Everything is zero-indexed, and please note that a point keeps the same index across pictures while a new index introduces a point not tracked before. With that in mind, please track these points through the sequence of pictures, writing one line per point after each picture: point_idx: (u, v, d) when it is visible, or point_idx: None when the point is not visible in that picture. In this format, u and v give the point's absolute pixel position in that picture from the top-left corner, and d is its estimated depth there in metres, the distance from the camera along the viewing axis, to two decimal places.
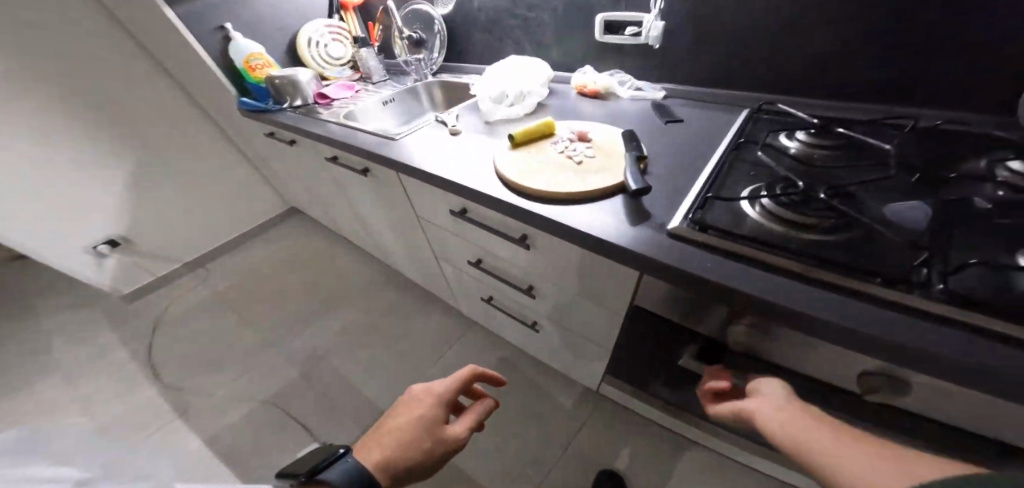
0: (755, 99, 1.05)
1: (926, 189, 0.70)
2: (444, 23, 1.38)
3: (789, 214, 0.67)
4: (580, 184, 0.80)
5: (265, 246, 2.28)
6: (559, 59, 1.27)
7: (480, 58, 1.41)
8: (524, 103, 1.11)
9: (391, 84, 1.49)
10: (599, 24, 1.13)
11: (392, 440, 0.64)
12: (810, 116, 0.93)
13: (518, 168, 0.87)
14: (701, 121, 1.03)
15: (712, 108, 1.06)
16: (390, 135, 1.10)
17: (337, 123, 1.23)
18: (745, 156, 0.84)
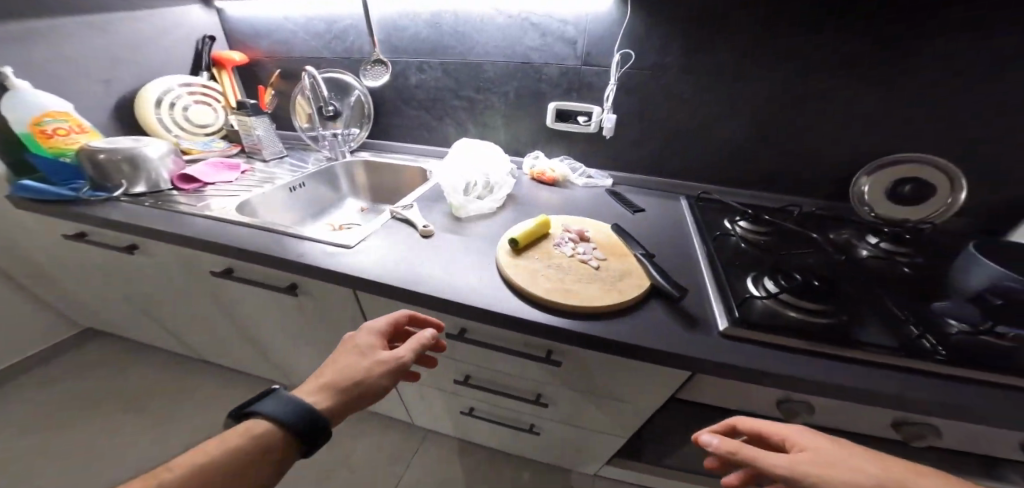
0: (684, 186, 1.15)
1: (855, 265, 0.85)
2: (368, 95, 1.19)
3: (802, 304, 0.71)
4: (615, 293, 0.72)
5: (41, 395, 1.46)
6: (505, 143, 1.21)
7: (412, 135, 1.25)
8: (493, 196, 0.98)
9: (294, 164, 1.17)
10: (551, 111, 1.10)
11: (323, 374, 0.62)
12: (733, 204, 1.05)
13: (536, 279, 0.73)
14: (654, 206, 1.07)
15: (652, 192, 1.13)
16: (331, 238, 0.82)
17: (229, 223, 0.86)
18: (717, 247, 0.89)
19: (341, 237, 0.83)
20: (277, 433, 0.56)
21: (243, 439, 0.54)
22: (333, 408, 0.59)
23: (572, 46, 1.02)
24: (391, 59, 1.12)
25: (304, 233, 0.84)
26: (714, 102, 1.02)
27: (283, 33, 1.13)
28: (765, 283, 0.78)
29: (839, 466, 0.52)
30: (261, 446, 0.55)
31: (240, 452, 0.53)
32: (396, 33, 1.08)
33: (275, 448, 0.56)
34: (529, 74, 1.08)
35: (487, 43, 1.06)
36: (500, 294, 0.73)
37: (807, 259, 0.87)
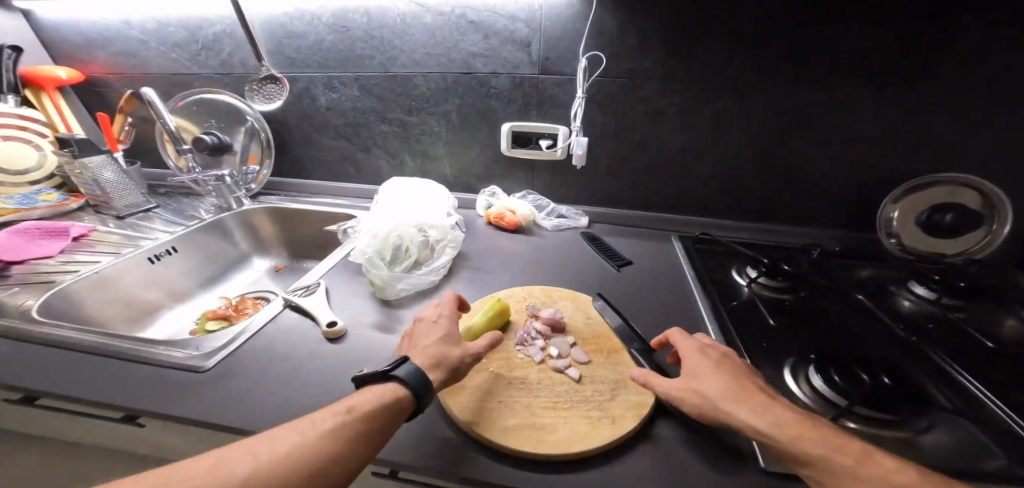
0: (672, 220, 0.86)
1: (927, 341, 0.54)
2: (263, 120, 0.95)
3: (864, 417, 0.42)
4: (591, 423, 0.45)
5: None
6: (455, 178, 0.95)
7: (335, 175, 1.02)
8: (432, 264, 0.71)
9: (172, 222, 0.90)
10: (505, 134, 0.85)
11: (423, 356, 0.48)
12: (734, 244, 0.75)
13: (470, 403, 0.47)
14: (635, 253, 0.79)
15: (634, 233, 0.84)
16: (180, 351, 0.54)
17: (11, 336, 0.56)
18: (726, 311, 0.60)
19: (195, 351, 0.55)
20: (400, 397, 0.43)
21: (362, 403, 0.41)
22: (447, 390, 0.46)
23: (525, 49, 0.76)
24: (289, 75, 0.90)
25: (138, 346, 0.55)
26: (720, 120, 0.75)
27: (147, 53, 0.92)
28: (801, 375, 0.48)
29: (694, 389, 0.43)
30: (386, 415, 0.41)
31: (376, 416, 0.41)
32: (292, 45, 0.87)
33: (391, 418, 0.42)
34: (474, 87, 0.83)
35: (414, 49, 0.82)
36: (419, 441, 0.44)
37: (849, 327, 0.56)
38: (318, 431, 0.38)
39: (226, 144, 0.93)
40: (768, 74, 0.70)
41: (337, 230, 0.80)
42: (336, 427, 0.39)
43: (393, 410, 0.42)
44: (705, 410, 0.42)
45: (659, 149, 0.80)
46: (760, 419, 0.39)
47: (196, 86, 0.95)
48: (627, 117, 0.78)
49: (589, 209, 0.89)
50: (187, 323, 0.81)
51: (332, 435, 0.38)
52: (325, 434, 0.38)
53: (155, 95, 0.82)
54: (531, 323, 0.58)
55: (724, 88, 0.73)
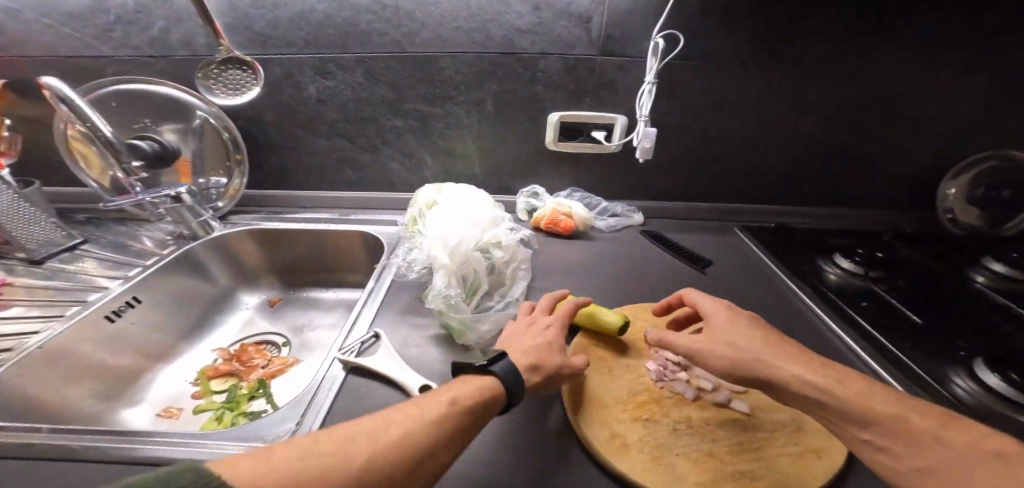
0: (729, 210, 0.82)
1: None
2: (223, 118, 0.71)
3: None
4: (796, 459, 0.38)
5: None
6: (484, 175, 0.84)
7: (332, 181, 0.84)
8: (507, 296, 0.60)
9: (114, 265, 0.65)
10: (553, 126, 0.74)
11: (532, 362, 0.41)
12: (800, 232, 0.74)
13: (645, 464, 0.38)
14: (710, 249, 0.73)
15: (695, 226, 0.80)
16: (239, 446, 0.38)
17: None
18: (844, 306, 0.56)
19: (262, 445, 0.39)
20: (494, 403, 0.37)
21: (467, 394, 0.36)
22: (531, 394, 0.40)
23: (584, 25, 0.63)
24: (262, 57, 0.69)
25: (173, 446, 0.38)
26: (788, 103, 0.71)
27: (20, 28, 0.63)
28: (964, 372, 0.45)
29: (718, 343, 0.40)
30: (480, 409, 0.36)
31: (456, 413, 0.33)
32: (264, 17, 0.66)
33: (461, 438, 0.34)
34: (518, 72, 0.69)
35: (440, 23, 0.66)
36: None
37: (963, 312, 0.54)
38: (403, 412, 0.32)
39: (174, 150, 0.67)
40: (841, 52, 0.66)
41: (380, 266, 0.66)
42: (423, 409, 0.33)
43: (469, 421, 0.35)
44: (740, 360, 0.38)
45: (723, 137, 0.74)
46: (814, 373, 0.36)
47: (110, 73, 0.67)
48: (693, 103, 0.71)
49: (641, 203, 0.83)
50: (181, 384, 0.61)
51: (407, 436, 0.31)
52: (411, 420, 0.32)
53: (64, 86, 0.54)
54: (660, 353, 0.51)
55: (797, 68, 0.68)
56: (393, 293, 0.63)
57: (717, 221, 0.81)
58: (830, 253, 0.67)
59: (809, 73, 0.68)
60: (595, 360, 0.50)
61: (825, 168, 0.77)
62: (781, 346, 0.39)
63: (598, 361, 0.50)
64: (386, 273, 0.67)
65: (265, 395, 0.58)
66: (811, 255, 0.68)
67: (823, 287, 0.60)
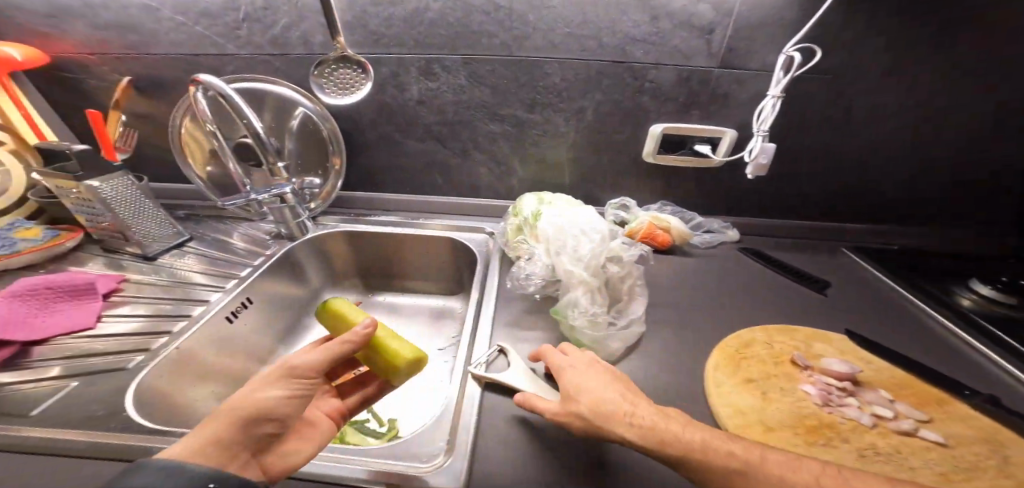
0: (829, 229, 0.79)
1: None
2: (332, 120, 0.76)
3: None
4: None
5: None
6: (572, 184, 0.83)
7: (421, 183, 0.86)
8: (630, 316, 0.56)
9: (217, 265, 0.68)
10: (654, 139, 0.72)
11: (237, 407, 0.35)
12: (919, 256, 0.73)
13: None
14: (819, 269, 0.70)
15: (797, 243, 0.77)
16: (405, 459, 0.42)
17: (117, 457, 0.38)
18: (999, 337, 0.55)
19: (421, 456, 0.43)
20: (286, 402, 0.38)
21: (234, 417, 0.34)
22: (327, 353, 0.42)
23: (706, 37, 0.60)
24: (372, 57, 0.70)
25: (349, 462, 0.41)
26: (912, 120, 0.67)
27: (150, 24, 0.64)
28: None
29: (624, 424, 0.38)
30: (257, 430, 0.35)
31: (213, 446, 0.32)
32: (380, 15, 0.66)
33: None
34: (625, 80, 0.66)
35: (552, 28, 0.64)
36: None
37: None
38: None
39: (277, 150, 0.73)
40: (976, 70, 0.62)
41: (512, 284, 0.64)
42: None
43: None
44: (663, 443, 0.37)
45: (838, 152, 0.71)
46: None
47: (229, 71, 0.70)
48: (811, 116, 0.67)
49: (734, 219, 0.81)
50: None
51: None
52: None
53: (225, 86, 0.57)
54: (816, 376, 0.47)
55: (930, 84, 0.63)
56: (501, 304, 0.65)
57: (823, 240, 0.78)
58: (965, 278, 0.65)
59: (943, 88, 0.64)
60: (745, 384, 0.48)
61: (943, 188, 0.73)
62: (619, 421, 0.39)
63: (748, 384, 0.48)
64: (512, 286, 0.65)
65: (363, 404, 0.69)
66: (943, 279, 0.66)
67: (967, 313, 0.59)
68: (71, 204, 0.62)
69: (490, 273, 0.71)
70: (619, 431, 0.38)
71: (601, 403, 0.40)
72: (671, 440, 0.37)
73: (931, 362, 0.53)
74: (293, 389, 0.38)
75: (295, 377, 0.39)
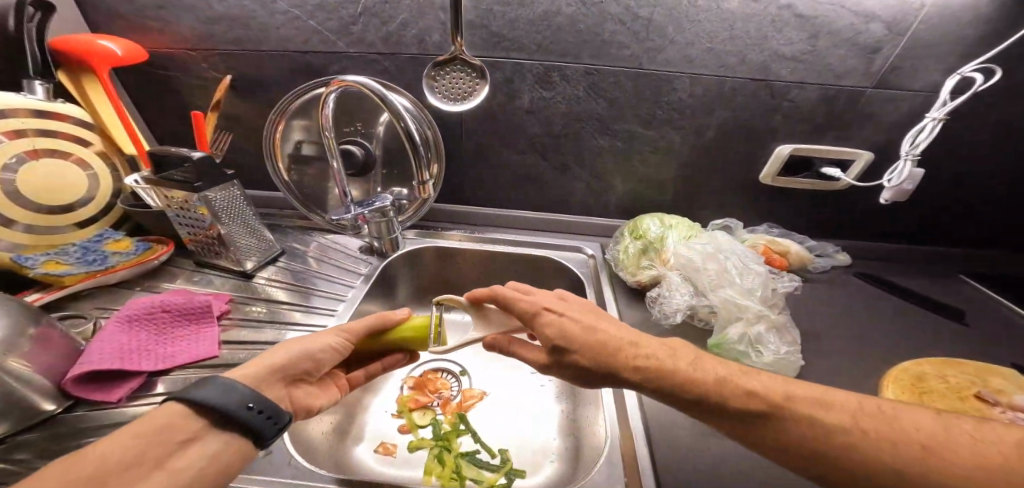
0: (950, 259, 0.75)
1: None
2: (435, 129, 0.69)
3: None
4: None
5: None
6: (672, 202, 0.80)
7: (512, 195, 0.81)
8: (789, 337, 0.51)
9: (310, 280, 0.64)
10: (777, 159, 0.69)
11: (289, 352, 0.39)
12: None
13: None
14: (944, 293, 0.69)
15: (913, 270, 0.74)
16: None
17: None
18: None
19: None
20: (326, 351, 0.41)
21: (281, 353, 0.39)
22: (369, 325, 0.46)
23: (868, 56, 0.58)
24: (490, 61, 0.65)
25: None
26: None
27: (261, 19, 0.59)
28: None
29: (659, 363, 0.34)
30: (298, 370, 0.39)
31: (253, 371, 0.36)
32: (506, 16, 0.62)
33: (241, 471, 0.32)
34: (760, 99, 0.65)
35: (692, 42, 0.62)
36: None
37: None
38: (183, 407, 0.31)
39: (371, 155, 0.70)
40: None
41: (650, 299, 0.62)
42: (185, 400, 0.31)
43: (246, 430, 0.32)
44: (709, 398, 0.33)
45: (981, 183, 0.67)
46: None
47: (333, 72, 0.64)
48: (964, 143, 0.63)
49: (842, 242, 0.78)
50: (383, 414, 0.63)
51: (201, 430, 0.31)
52: (188, 416, 0.31)
53: (377, 86, 0.55)
54: (1013, 413, 0.45)
55: None
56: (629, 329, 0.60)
57: (942, 267, 0.75)
58: None
59: None
60: None
61: None
62: (635, 368, 0.35)
63: None
64: (651, 311, 0.62)
65: (469, 431, 0.60)
66: None
67: None
68: (170, 211, 0.57)
69: (605, 292, 0.67)
70: (627, 376, 0.35)
71: (621, 347, 0.36)
72: (710, 389, 0.33)
73: None
74: (340, 341, 0.43)
75: (345, 333, 0.44)
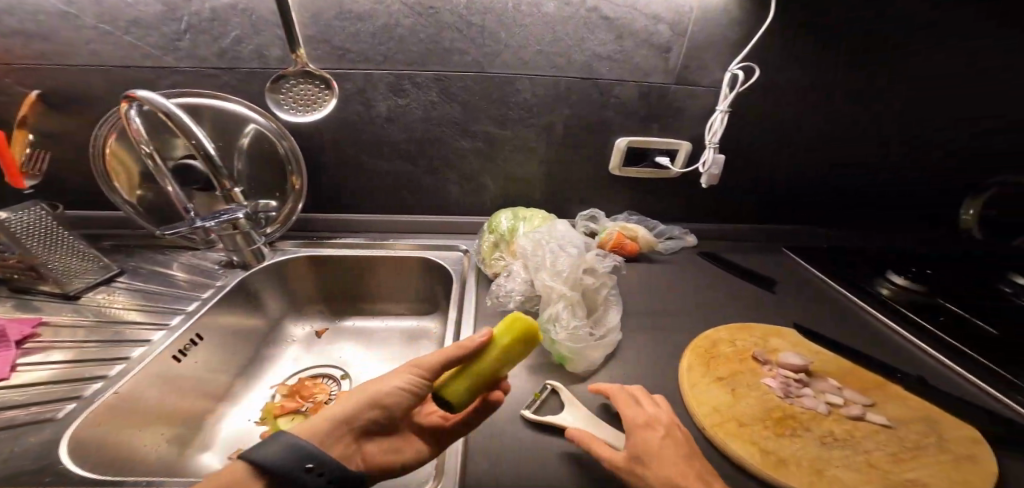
0: (779, 233, 0.85)
1: None
2: (289, 138, 0.67)
3: None
4: (950, 476, 0.39)
5: None
6: (543, 197, 0.84)
7: (385, 202, 0.80)
8: (606, 324, 0.57)
9: (156, 299, 0.61)
10: (618, 151, 0.76)
11: (352, 401, 0.39)
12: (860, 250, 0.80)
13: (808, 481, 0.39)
14: (767, 267, 0.77)
15: (746, 247, 0.83)
16: None
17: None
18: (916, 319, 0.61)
19: None
20: (397, 393, 0.40)
21: (357, 397, 0.39)
22: (435, 360, 0.40)
23: (663, 55, 0.65)
24: (338, 72, 0.64)
25: None
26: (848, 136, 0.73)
27: (64, 32, 0.57)
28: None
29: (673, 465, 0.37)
30: (363, 417, 0.38)
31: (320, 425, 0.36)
32: (347, 29, 0.61)
33: None
34: (592, 97, 0.71)
35: (524, 45, 0.66)
36: None
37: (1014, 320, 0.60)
38: (251, 467, 0.30)
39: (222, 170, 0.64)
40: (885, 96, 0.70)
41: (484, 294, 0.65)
42: (251, 459, 0.30)
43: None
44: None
45: (785, 165, 0.77)
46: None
47: (162, 85, 0.62)
48: (761, 129, 0.72)
49: (692, 225, 0.86)
50: (245, 424, 0.57)
51: None
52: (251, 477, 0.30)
53: (164, 102, 0.51)
54: (777, 370, 0.52)
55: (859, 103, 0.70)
56: (475, 315, 0.63)
57: (770, 241, 0.85)
58: (883, 269, 0.72)
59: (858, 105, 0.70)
60: (715, 382, 0.51)
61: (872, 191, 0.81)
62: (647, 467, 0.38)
63: (716, 382, 0.51)
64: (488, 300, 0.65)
65: None
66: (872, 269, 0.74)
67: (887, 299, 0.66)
68: None
69: (463, 286, 0.69)
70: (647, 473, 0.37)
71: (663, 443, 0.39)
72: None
73: (860, 344, 0.58)
74: (408, 381, 0.40)
75: (413, 372, 0.41)
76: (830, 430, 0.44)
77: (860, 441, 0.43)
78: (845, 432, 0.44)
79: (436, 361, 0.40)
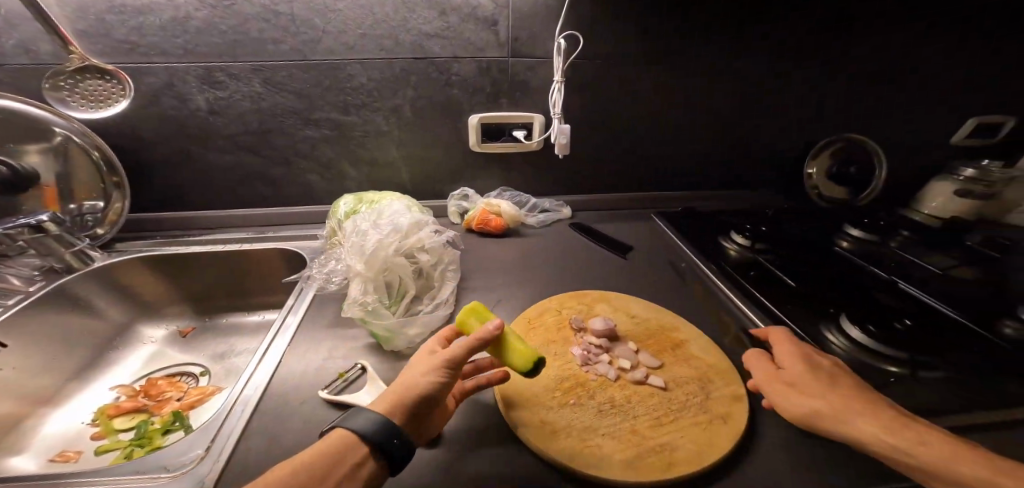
0: (648, 200, 0.87)
1: (893, 278, 0.63)
2: (93, 137, 0.64)
3: (887, 356, 0.48)
4: (705, 429, 0.42)
5: None
6: (410, 181, 0.81)
7: (240, 196, 0.77)
8: (436, 299, 0.58)
9: None
10: (473, 128, 0.74)
11: (403, 389, 0.38)
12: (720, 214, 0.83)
13: (569, 445, 0.41)
14: (628, 234, 0.79)
15: (612, 215, 0.85)
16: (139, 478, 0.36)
17: None
18: (740, 272, 0.65)
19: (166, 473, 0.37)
20: (435, 387, 0.38)
21: (408, 383, 0.38)
22: (464, 351, 0.40)
23: (491, 28, 0.65)
24: (129, 67, 0.61)
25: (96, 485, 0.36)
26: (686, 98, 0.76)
27: None
28: (834, 327, 0.53)
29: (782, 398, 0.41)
30: (418, 406, 0.37)
31: (394, 397, 0.37)
32: (125, 23, 0.59)
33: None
34: (431, 77, 0.68)
35: (344, 30, 0.63)
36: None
37: (824, 272, 0.64)
38: (351, 435, 0.34)
39: (23, 173, 0.60)
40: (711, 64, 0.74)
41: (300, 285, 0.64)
42: (351, 430, 0.34)
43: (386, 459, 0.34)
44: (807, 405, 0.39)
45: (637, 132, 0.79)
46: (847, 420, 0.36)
47: None
48: (603, 98, 0.74)
49: (566, 198, 0.86)
50: (74, 425, 0.56)
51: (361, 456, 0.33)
52: (353, 444, 0.34)
53: None
54: (585, 338, 0.54)
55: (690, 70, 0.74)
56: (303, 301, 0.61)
57: (637, 208, 0.88)
58: (727, 232, 0.76)
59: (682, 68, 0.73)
60: None
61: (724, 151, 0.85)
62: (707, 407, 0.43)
63: None
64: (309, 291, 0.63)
65: (183, 426, 0.53)
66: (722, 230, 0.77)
67: (721, 258, 0.69)
68: None
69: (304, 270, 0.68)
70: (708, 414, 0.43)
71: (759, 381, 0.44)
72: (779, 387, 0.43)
73: (679, 303, 0.61)
74: (443, 375, 0.39)
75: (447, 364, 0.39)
76: (609, 395, 0.47)
77: (636, 405, 0.45)
78: (621, 396, 0.47)
79: (465, 351, 0.40)
